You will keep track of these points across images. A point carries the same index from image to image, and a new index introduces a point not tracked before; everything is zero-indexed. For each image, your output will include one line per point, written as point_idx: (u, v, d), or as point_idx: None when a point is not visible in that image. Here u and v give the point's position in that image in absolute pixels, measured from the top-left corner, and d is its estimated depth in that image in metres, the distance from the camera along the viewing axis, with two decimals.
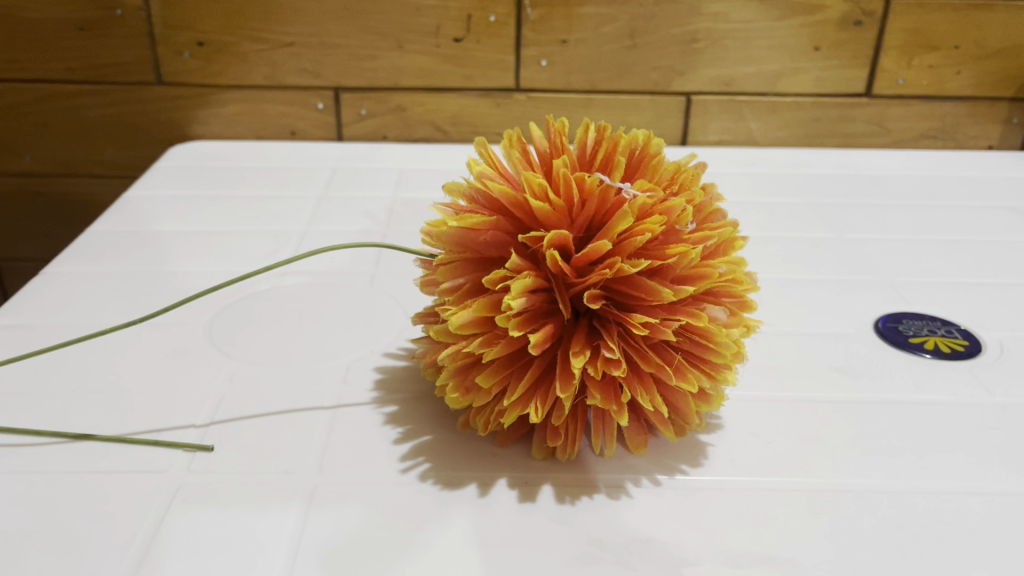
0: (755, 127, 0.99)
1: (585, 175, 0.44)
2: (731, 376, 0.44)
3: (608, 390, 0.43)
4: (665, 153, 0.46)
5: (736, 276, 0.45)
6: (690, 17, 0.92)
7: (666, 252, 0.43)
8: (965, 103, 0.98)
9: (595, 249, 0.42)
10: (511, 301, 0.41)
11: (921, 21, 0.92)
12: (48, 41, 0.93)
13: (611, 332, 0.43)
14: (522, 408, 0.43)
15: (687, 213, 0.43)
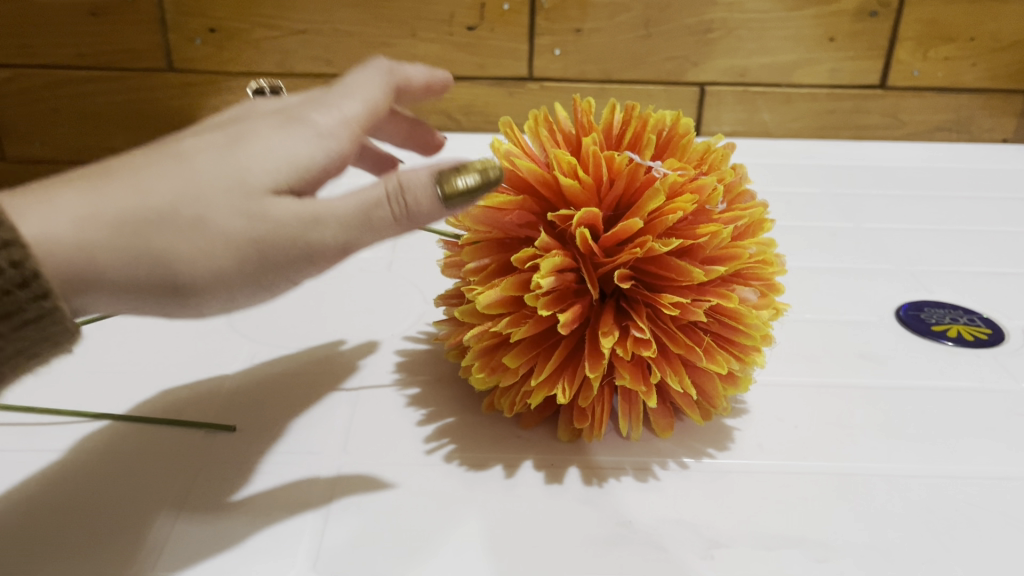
0: (768, 118, 0.99)
1: (615, 154, 0.43)
2: (760, 358, 0.44)
3: (637, 371, 0.42)
4: (694, 134, 0.45)
5: (766, 257, 0.44)
6: (704, 7, 0.92)
7: (696, 232, 0.43)
8: (980, 96, 0.98)
9: (625, 227, 0.41)
10: (541, 280, 0.40)
11: (936, 12, 0.92)
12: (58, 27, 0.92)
13: (641, 313, 0.42)
14: (549, 390, 0.43)
15: (717, 193, 0.43)
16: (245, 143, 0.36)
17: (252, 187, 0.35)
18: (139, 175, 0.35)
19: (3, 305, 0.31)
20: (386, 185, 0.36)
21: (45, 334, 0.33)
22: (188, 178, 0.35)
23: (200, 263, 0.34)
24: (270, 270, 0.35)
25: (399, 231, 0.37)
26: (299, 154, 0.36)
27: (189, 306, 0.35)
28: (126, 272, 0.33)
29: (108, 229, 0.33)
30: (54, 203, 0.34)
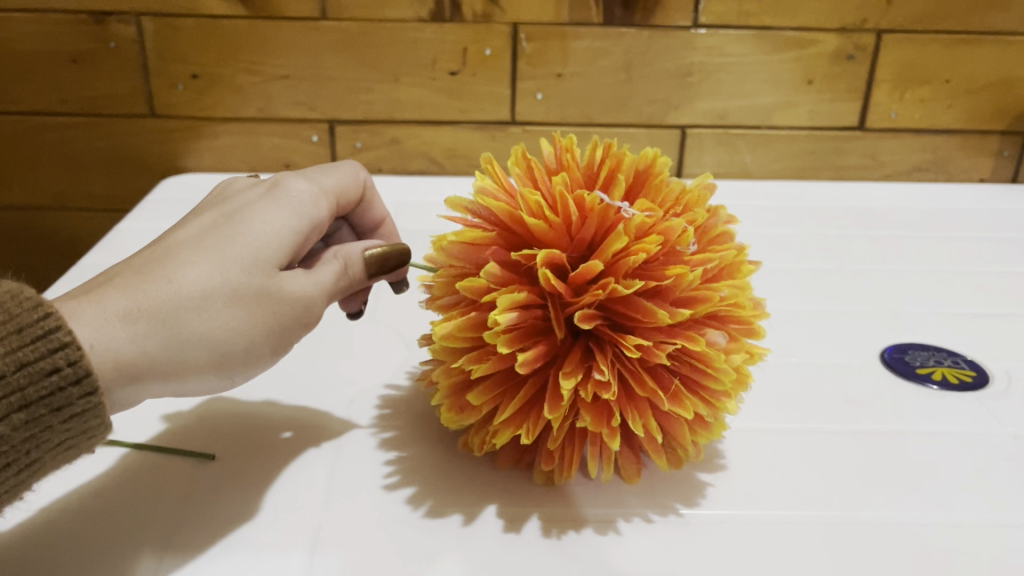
0: (749, 160, 0.99)
1: (585, 194, 0.43)
2: (730, 404, 0.43)
3: (601, 413, 0.41)
4: (667, 178, 0.46)
5: (738, 300, 0.44)
6: (684, 51, 0.93)
7: (663, 273, 0.43)
8: (956, 137, 0.99)
9: (589, 268, 0.42)
10: (499, 316, 0.40)
11: (911, 56, 0.94)
12: (39, 74, 0.92)
13: (605, 353, 0.42)
14: (513, 429, 0.42)
15: (686, 235, 0.43)
16: (245, 223, 0.42)
17: (263, 266, 0.41)
18: (165, 267, 0.40)
19: (55, 398, 0.36)
20: (344, 259, 0.45)
21: (87, 429, 0.37)
22: (209, 262, 0.40)
23: (232, 336, 0.40)
24: (282, 334, 0.42)
25: (354, 289, 0.46)
26: (290, 228, 0.43)
27: (219, 373, 0.41)
28: (172, 359, 0.39)
29: (153, 324, 0.38)
30: (100, 309, 0.38)
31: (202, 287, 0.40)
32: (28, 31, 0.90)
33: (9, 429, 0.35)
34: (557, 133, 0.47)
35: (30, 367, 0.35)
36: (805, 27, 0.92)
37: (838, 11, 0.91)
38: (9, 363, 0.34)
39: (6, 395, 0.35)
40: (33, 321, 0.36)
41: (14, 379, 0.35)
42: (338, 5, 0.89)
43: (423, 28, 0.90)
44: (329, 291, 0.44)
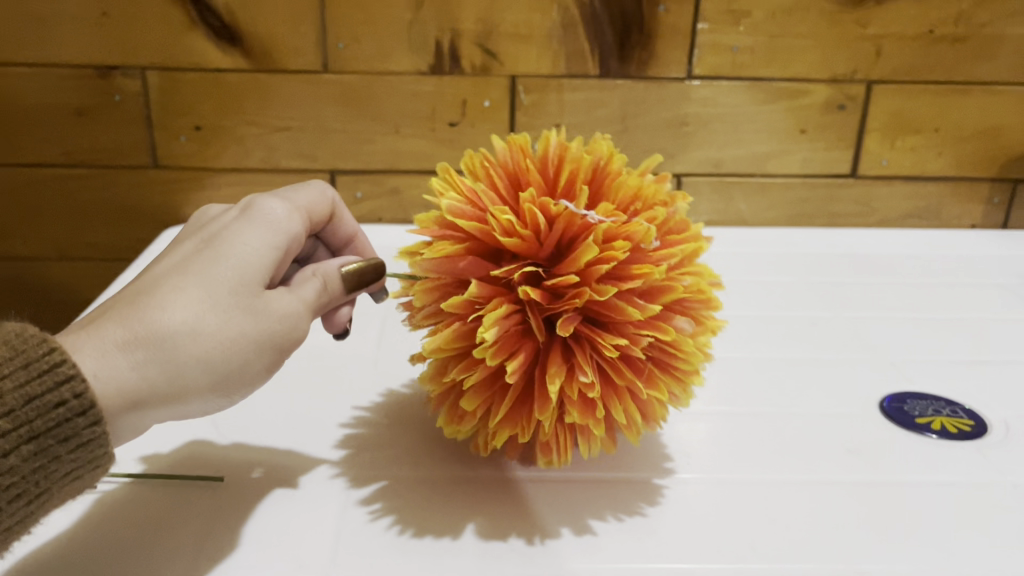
0: (744, 208, 1.01)
1: (551, 205, 0.48)
2: (697, 379, 0.49)
3: (586, 406, 0.46)
4: (626, 178, 0.50)
5: (700, 286, 0.49)
6: (679, 102, 0.95)
7: (632, 273, 0.47)
8: (948, 184, 1.00)
9: (562, 280, 0.46)
10: (485, 334, 0.44)
11: (901, 105, 0.96)
12: (44, 127, 0.93)
13: (584, 352, 0.46)
14: (509, 429, 0.47)
15: (650, 235, 0.47)
16: (227, 246, 0.45)
17: (248, 286, 0.44)
18: (155, 296, 0.43)
19: (62, 429, 0.40)
20: (323, 277, 0.48)
21: (91, 458, 0.41)
22: (196, 286, 0.43)
23: (227, 354, 0.43)
24: (275, 351, 0.45)
25: (336, 303, 0.49)
26: (269, 248, 0.46)
27: (219, 392, 0.44)
28: (170, 382, 0.42)
29: (149, 352, 0.41)
30: (99, 342, 0.41)
31: (190, 312, 0.42)
32: (34, 85, 0.91)
33: (20, 459, 0.39)
34: (512, 137, 0.51)
35: (37, 401, 0.39)
36: (797, 78, 0.94)
37: (828, 62, 0.93)
38: (18, 397, 0.39)
39: (15, 428, 0.39)
40: (41, 356, 0.40)
41: (24, 412, 0.39)
42: (341, 59, 0.91)
43: (424, 80, 0.92)
44: (315, 304, 0.47)
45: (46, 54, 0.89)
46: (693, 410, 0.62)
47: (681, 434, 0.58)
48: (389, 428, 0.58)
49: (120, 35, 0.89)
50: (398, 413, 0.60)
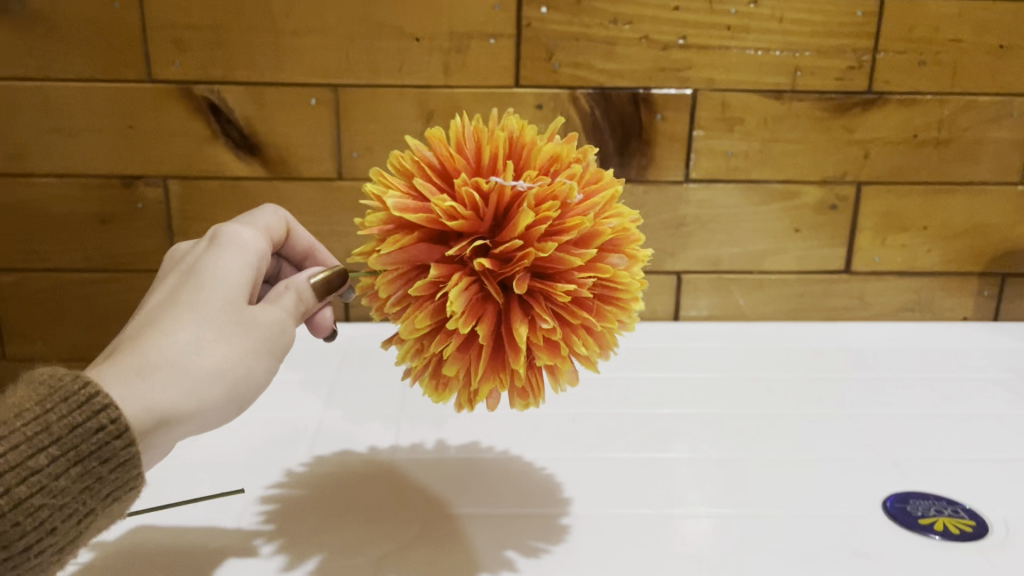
0: (743, 303, 1.04)
1: (482, 184, 0.53)
2: (638, 304, 0.56)
3: (551, 348, 0.53)
4: (540, 144, 0.55)
5: (626, 225, 0.56)
6: (677, 204, 0.99)
7: (566, 227, 0.53)
8: (938, 279, 1.04)
9: (508, 245, 0.53)
10: (455, 305, 0.50)
11: (890, 205, 1.00)
12: (68, 233, 0.97)
13: (540, 302, 0.53)
14: (489, 383, 0.53)
15: (574, 190, 0.54)
16: (212, 275, 0.53)
17: (233, 308, 0.52)
18: (157, 326, 0.50)
19: (103, 451, 0.46)
20: (293, 289, 0.56)
21: (130, 478, 0.47)
22: (191, 313, 0.51)
23: (230, 365, 0.50)
24: (267, 358, 0.53)
25: (307, 308, 0.57)
26: (243, 270, 0.54)
27: (230, 401, 0.51)
28: (190, 397, 0.49)
29: (166, 374, 0.48)
30: (121, 373, 0.48)
31: (196, 335, 0.50)
32: (61, 194, 0.95)
33: (68, 480, 0.45)
34: (427, 130, 0.56)
35: (80, 428, 0.45)
36: (790, 180, 0.99)
37: (818, 165, 0.98)
38: (63, 426, 0.45)
39: (64, 452, 0.45)
40: (79, 388, 0.46)
41: (69, 439, 0.45)
42: (355, 166, 0.95)
43: None
44: (292, 313, 0.55)
45: (74, 164, 0.94)
46: (699, 510, 0.64)
47: (682, 536, 0.61)
48: (352, 516, 0.65)
49: (146, 147, 0.94)
50: (354, 502, 0.66)
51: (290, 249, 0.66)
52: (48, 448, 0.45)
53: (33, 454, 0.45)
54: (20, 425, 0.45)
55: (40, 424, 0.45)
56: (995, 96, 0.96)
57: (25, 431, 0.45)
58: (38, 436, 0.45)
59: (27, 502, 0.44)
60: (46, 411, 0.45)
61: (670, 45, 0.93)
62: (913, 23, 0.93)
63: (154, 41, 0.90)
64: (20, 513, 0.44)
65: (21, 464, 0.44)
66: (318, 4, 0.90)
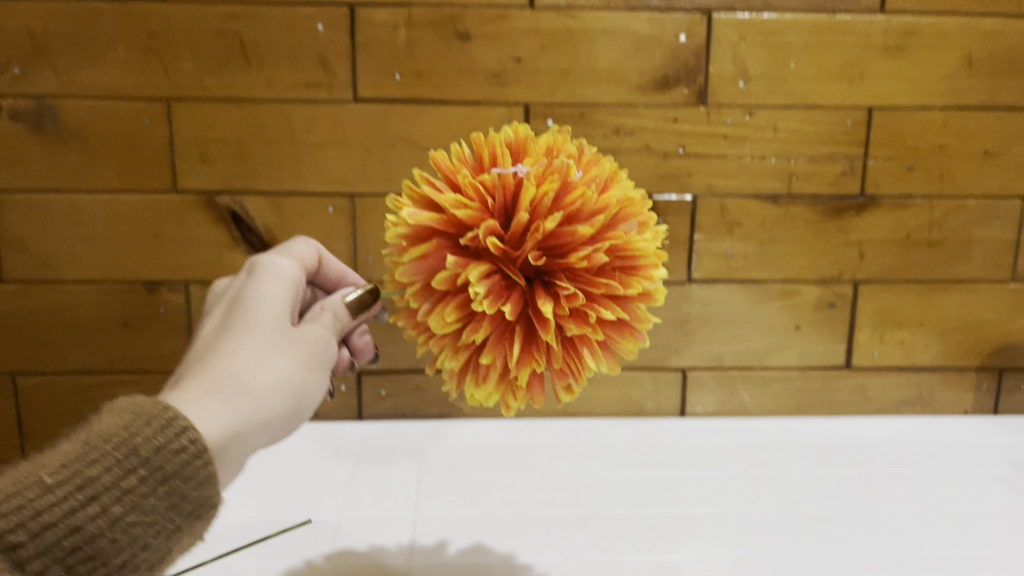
0: (747, 398, 1.06)
1: (485, 178, 0.61)
2: (658, 271, 0.63)
3: (578, 318, 0.60)
4: (530, 137, 0.64)
5: (630, 197, 0.64)
6: (680, 303, 1.02)
7: (570, 200, 0.61)
8: (937, 373, 1.06)
9: (519, 223, 0.60)
10: (479, 287, 0.58)
11: (887, 302, 1.03)
12: (91, 337, 0.99)
13: (559, 277, 0.60)
14: (528, 365, 0.60)
15: (571, 167, 0.62)
16: (257, 301, 0.62)
17: (283, 330, 0.61)
18: (222, 351, 0.59)
19: (187, 469, 0.53)
20: (330, 309, 0.66)
21: (208, 496, 0.54)
22: (251, 337, 0.59)
23: (289, 377, 0.60)
24: (317, 369, 0.62)
25: (344, 323, 0.67)
26: (285, 295, 0.63)
27: (292, 409, 0.61)
28: (256, 408, 0.58)
29: (231, 391, 0.57)
30: (194, 394, 0.56)
31: (254, 355, 0.59)
32: (86, 299, 0.98)
33: (157, 499, 0.52)
34: (429, 153, 0.64)
35: (165, 449, 0.52)
36: (790, 279, 1.02)
37: (816, 265, 1.02)
38: (151, 448, 0.52)
39: (152, 472, 0.51)
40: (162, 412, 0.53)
41: (155, 460, 0.52)
42: (369, 269, 0.99)
43: None
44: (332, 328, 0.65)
45: (100, 270, 0.97)
46: None
47: None
48: None
49: (170, 254, 0.97)
50: None
51: (322, 278, 0.73)
52: (138, 469, 0.51)
53: (125, 476, 0.51)
54: (111, 450, 0.51)
55: (129, 448, 0.51)
56: (981, 198, 1.01)
57: (116, 455, 0.51)
58: (129, 459, 0.51)
59: (123, 519, 0.50)
60: (134, 436, 0.52)
61: (669, 153, 0.98)
62: (900, 131, 0.98)
63: (180, 155, 0.95)
64: (118, 530, 0.50)
65: (115, 485, 0.50)
66: (335, 120, 0.95)
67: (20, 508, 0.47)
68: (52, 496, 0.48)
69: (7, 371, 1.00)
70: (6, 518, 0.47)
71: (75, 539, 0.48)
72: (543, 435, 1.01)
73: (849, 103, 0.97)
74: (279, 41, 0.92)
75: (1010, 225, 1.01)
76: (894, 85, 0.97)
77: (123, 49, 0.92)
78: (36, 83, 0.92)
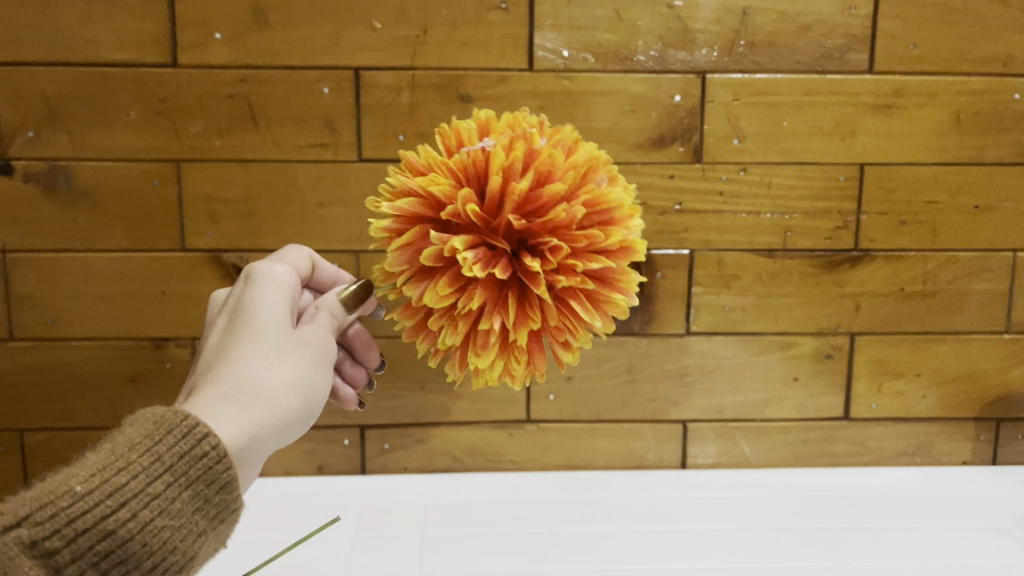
0: (748, 450, 1.07)
1: (457, 158, 0.63)
2: (637, 219, 0.64)
3: (568, 272, 0.61)
4: (492, 115, 0.65)
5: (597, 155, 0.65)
6: (680, 354, 1.04)
7: (540, 162, 0.62)
8: (935, 423, 1.07)
9: (494, 190, 0.61)
10: (464, 252, 0.59)
11: (883, 353, 1.05)
12: (99, 393, 1.01)
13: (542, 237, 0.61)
14: (525, 327, 0.61)
15: (534, 133, 0.63)
16: (257, 308, 0.63)
17: (287, 335, 0.62)
18: (231, 359, 0.60)
19: (210, 473, 0.56)
20: (327, 309, 0.67)
21: (230, 500, 0.57)
22: (257, 343, 0.61)
23: (298, 380, 0.61)
24: (324, 369, 0.64)
25: (343, 320, 0.69)
26: (282, 300, 0.64)
27: (305, 409, 0.62)
28: (271, 409, 0.59)
29: (243, 395, 0.59)
30: (209, 404, 0.58)
31: (262, 360, 0.60)
32: (94, 355, 1.00)
33: (182, 503, 0.54)
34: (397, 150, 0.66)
35: (189, 454, 0.55)
36: (787, 331, 1.04)
37: (814, 317, 1.03)
38: (175, 454, 0.54)
39: (177, 478, 0.54)
40: (183, 419, 0.56)
41: (180, 465, 0.54)
42: (373, 323, 1.01)
43: None
44: (331, 327, 0.67)
45: (109, 326, 0.99)
46: None
47: None
48: None
49: (178, 311, 0.99)
50: None
51: (318, 281, 0.76)
52: (164, 475, 0.54)
53: (152, 482, 0.53)
54: (137, 457, 0.53)
55: (154, 454, 0.54)
56: (973, 251, 1.03)
57: (142, 462, 0.53)
58: (154, 465, 0.54)
59: (152, 523, 0.53)
60: (157, 444, 0.54)
61: (666, 209, 1.00)
62: (891, 187, 1.01)
63: (189, 214, 0.97)
64: (148, 534, 0.52)
65: (143, 491, 0.53)
66: (340, 178, 0.97)
67: (55, 515, 0.50)
68: (84, 503, 0.51)
69: (16, 427, 1.01)
70: (42, 525, 0.49)
71: (108, 543, 0.51)
72: (547, 489, 1.02)
73: (841, 160, 1.00)
74: (286, 103, 0.95)
75: (1003, 277, 1.03)
76: (884, 141, 1.00)
77: (135, 112, 0.94)
78: (50, 146, 0.95)
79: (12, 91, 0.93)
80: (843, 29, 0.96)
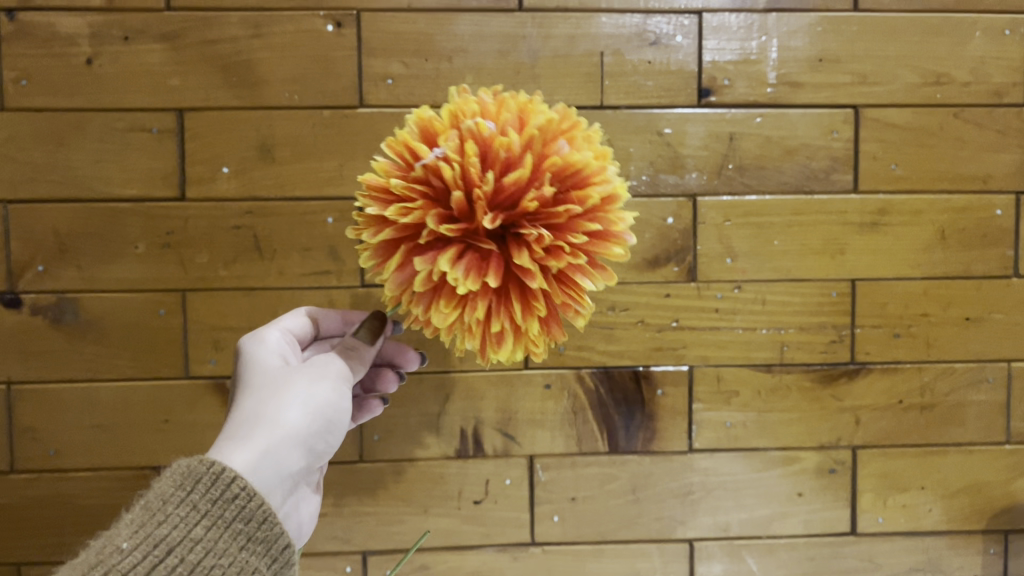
0: (755, 567, 1.05)
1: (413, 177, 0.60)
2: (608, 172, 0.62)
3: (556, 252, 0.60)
4: (434, 112, 0.62)
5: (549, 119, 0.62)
6: (684, 472, 1.04)
7: (495, 152, 0.60)
8: (943, 537, 1.06)
9: (460, 202, 0.59)
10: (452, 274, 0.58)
11: (886, 466, 1.05)
12: (97, 526, 0.99)
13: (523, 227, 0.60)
14: (532, 316, 0.61)
15: (480, 124, 0.60)
16: (246, 365, 0.69)
17: (279, 373, 0.68)
18: (233, 409, 0.66)
19: (245, 512, 0.60)
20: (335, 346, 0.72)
21: (274, 535, 0.61)
22: (248, 390, 0.67)
23: (301, 399, 0.66)
24: (332, 380, 0.68)
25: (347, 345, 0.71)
26: (269, 351, 0.70)
27: (321, 422, 0.67)
28: (275, 427, 0.64)
29: (246, 427, 0.64)
30: (221, 445, 0.64)
31: (256, 398, 0.66)
32: (94, 485, 0.99)
33: (226, 543, 0.58)
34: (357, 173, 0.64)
35: (220, 498, 0.59)
36: (789, 446, 1.04)
37: (814, 431, 1.04)
38: (209, 500, 0.59)
39: (216, 522, 0.58)
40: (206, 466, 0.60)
41: (214, 510, 0.59)
42: (374, 449, 1.01)
43: (449, 462, 1.02)
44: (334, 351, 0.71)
45: (110, 456, 0.99)
46: None
47: None
48: None
49: (179, 439, 0.99)
50: None
51: (330, 330, 0.79)
52: (202, 520, 0.58)
53: (193, 529, 0.57)
54: (173, 509, 0.58)
55: (189, 505, 0.58)
56: (968, 362, 1.04)
57: (179, 512, 0.58)
58: (191, 512, 0.58)
59: (200, 564, 0.57)
60: (189, 493, 0.58)
61: (664, 327, 1.01)
62: (883, 301, 1.03)
63: (193, 342, 0.98)
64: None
65: (186, 539, 0.57)
66: (342, 304, 0.99)
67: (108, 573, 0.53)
68: (134, 557, 0.54)
69: (12, 561, 0.99)
70: None
71: None
72: None
73: (832, 276, 1.02)
74: (291, 234, 0.98)
75: (999, 386, 1.04)
76: (873, 257, 1.02)
77: (142, 246, 0.97)
78: (59, 280, 0.97)
79: (24, 229, 0.96)
80: (826, 152, 1.00)
